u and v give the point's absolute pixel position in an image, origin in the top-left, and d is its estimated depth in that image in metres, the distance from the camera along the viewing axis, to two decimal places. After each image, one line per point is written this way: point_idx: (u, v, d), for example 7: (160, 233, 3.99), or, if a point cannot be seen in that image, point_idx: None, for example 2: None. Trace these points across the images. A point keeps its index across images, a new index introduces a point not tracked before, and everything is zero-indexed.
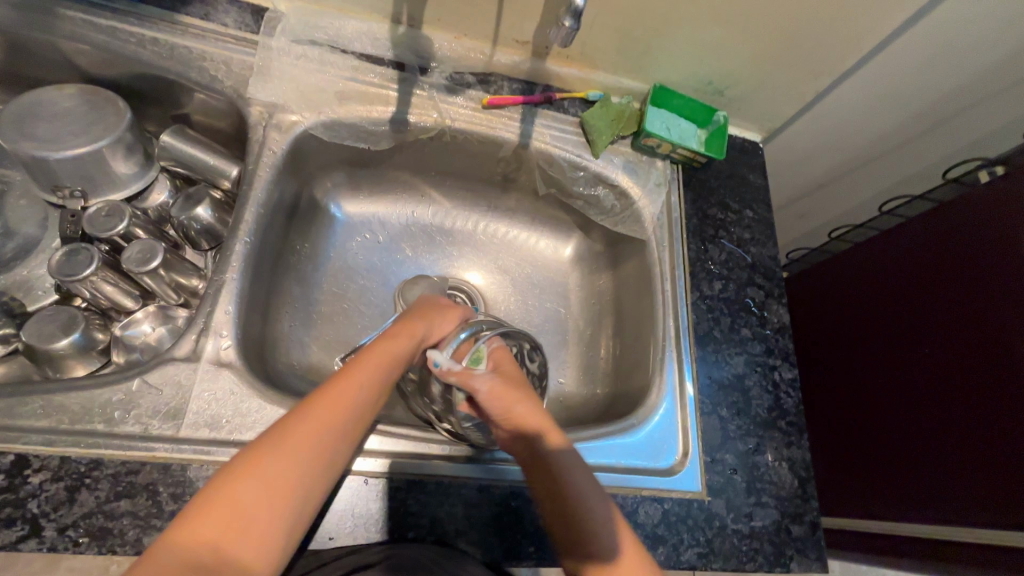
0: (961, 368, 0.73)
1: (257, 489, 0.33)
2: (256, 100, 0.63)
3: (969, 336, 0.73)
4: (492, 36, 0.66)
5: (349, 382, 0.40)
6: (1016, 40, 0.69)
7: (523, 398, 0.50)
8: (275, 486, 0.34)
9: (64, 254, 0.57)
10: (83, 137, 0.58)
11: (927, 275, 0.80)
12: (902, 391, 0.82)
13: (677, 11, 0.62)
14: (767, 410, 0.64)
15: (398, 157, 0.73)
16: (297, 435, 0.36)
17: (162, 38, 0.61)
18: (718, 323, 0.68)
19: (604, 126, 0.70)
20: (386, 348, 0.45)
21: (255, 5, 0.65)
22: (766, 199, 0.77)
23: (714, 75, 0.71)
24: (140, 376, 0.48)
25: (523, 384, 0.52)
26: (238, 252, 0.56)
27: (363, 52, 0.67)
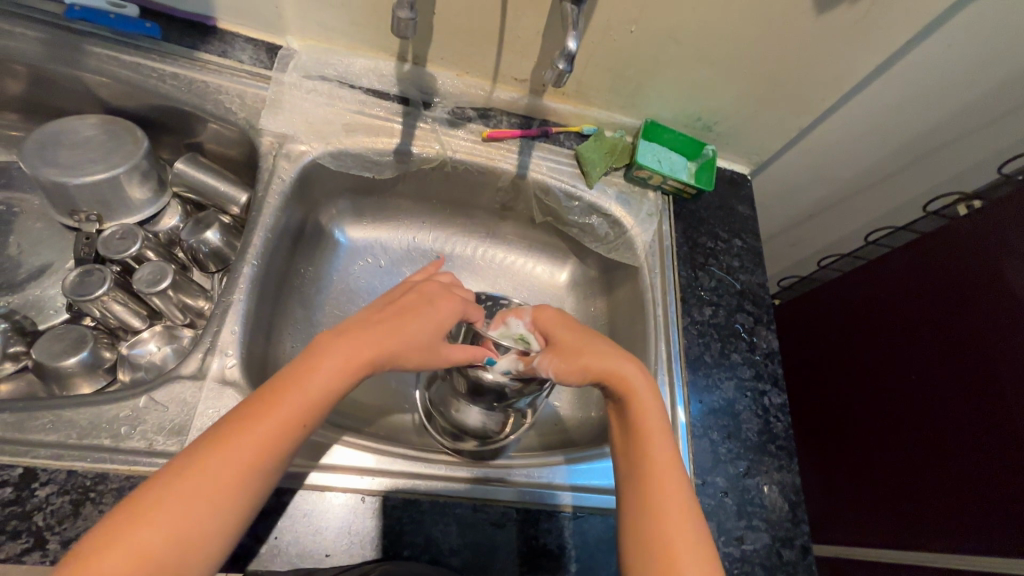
0: (950, 393, 0.75)
1: (180, 509, 0.37)
2: (267, 130, 0.66)
3: (956, 365, 0.74)
4: (492, 74, 0.70)
5: (292, 400, 0.44)
6: (984, 83, 0.74)
7: (587, 354, 0.55)
8: (199, 503, 0.38)
9: (78, 275, 0.60)
10: (103, 164, 0.61)
11: (914, 304, 0.82)
12: (893, 418, 0.83)
13: (666, 52, 0.66)
14: (757, 433, 0.65)
15: (400, 186, 0.76)
16: (223, 461, 0.39)
17: (182, 73, 0.65)
18: (708, 348, 0.70)
19: (598, 158, 0.74)
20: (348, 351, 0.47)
21: (269, 43, 0.69)
22: (754, 229, 0.80)
23: (703, 112, 0.75)
24: (147, 393, 0.49)
25: (580, 341, 0.56)
26: (246, 274, 0.59)
27: (370, 87, 0.71)
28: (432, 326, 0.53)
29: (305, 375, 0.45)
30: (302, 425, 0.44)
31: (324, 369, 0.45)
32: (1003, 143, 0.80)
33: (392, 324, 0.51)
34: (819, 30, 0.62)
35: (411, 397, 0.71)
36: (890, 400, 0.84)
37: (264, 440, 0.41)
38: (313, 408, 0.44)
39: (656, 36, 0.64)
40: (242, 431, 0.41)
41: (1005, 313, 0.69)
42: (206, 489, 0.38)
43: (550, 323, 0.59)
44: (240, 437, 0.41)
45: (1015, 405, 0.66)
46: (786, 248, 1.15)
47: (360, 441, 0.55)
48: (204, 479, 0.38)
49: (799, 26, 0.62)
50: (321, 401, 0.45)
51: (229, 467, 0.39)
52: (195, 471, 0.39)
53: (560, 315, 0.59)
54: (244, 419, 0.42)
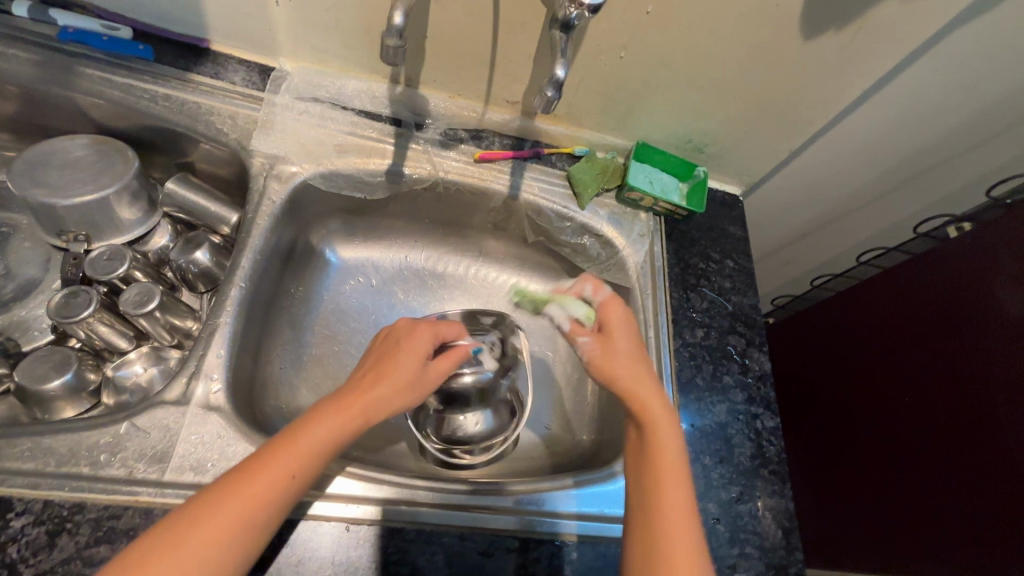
0: (944, 416, 0.74)
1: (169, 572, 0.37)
2: (258, 151, 0.66)
3: (949, 389, 0.74)
4: (484, 97, 0.71)
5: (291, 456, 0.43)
6: (970, 108, 0.75)
7: (619, 357, 0.56)
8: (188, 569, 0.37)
9: (64, 297, 0.59)
10: (92, 184, 0.61)
11: (907, 326, 0.82)
12: (887, 442, 0.82)
13: (656, 76, 0.66)
14: (749, 457, 0.65)
15: (392, 206, 0.76)
16: (222, 513, 0.39)
17: (174, 95, 0.65)
18: (700, 370, 0.69)
19: (590, 179, 0.74)
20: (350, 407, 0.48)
21: (262, 65, 0.69)
22: (745, 250, 0.80)
23: (694, 134, 0.76)
24: (129, 419, 0.49)
25: (623, 343, 0.58)
26: (233, 297, 0.58)
27: (362, 109, 0.71)
28: (416, 358, 0.53)
29: (302, 431, 0.45)
30: (305, 479, 0.44)
31: (322, 425, 0.45)
32: (991, 165, 0.81)
33: (384, 369, 0.51)
34: (807, 55, 0.63)
35: (401, 419, 0.70)
36: (883, 424, 0.83)
37: (265, 493, 0.41)
38: (317, 461, 0.44)
39: (646, 61, 0.64)
40: (241, 481, 0.41)
41: (997, 336, 0.69)
42: (198, 550, 0.38)
43: (609, 316, 0.60)
44: (241, 490, 0.40)
45: (1010, 430, 0.66)
46: (778, 266, 1.15)
47: (354, 467, 0.54)
48: (195, 544, 0.38)
49: (787, 52, 0.62)
50: (324, 454, 0.45)
51: (228, 520, 0.39)
52: (187, 531, 0.38)
53: (626, 315, 0.60)
54: (236, 480, 0.41)
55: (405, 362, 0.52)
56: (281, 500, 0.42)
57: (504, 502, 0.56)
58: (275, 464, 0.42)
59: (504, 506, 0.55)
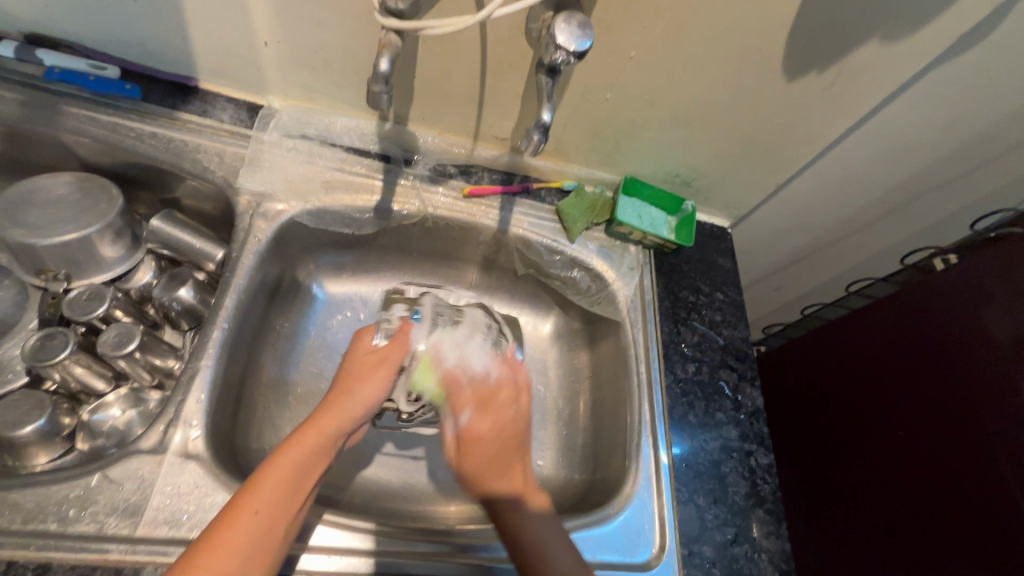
0: (937, 449, 0.73)
1: None
2: (245, 189, 0.66)
3: (941, 422, 0.74)
4: (472, 133, 0.71)
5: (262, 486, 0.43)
6: (950, 143, 0.76)
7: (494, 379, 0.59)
8: None
9: (39, 339, 0.58)
10: (73, 223, 0.60)
11: (898, 358, 0.82)
12: (881, 476, 0.81)
13: (642, 114, 0.67)
14: (744, 497, 0.64)
15: (382, 240, 0.75)
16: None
17: (161, 133, 0.65)
18: (692, 406, 0.68)
19: (579, 214, 0.74)
20: (318, 428, 0.48)
21: (251, 103, 0.70)
22: (735, 282, 0.80)
23: (681, 168, 0.76)
24: (101, 471, 0.47)
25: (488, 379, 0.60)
26: (216, 338, 0.57)
27: (351, 146, 0.71)
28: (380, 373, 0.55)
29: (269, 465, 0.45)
30: (286, 504, 0.43)
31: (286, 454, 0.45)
32: (972, 198, 0.82)
33: (341, 391, 0.52)
34: (789, 96, 0.64)
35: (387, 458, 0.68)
36: (877, 458, 0.82)
37: (250, 536, 0.41)
38: (295, 488, 0.44)
39: (633, 100, 0.65)
40: (222, 535, 0.40)
41: (989, 368, 0.69)
42: None
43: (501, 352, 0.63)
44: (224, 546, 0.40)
45: (1004, 464, 0.65)
46: (769, 294, 1.15)
47: (334, 515, 0.52)
48: None
49: (771, 92, 0.63)
50: (298, 478, 0.45)
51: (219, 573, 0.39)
52: None
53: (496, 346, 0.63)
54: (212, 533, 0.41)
55: (364, 372, 0.54)
56: (268, 533, 0.42)
57: (452, 548, 0.54)
58: (248, 510, 0.42)
59: (451, 552, 0.53)
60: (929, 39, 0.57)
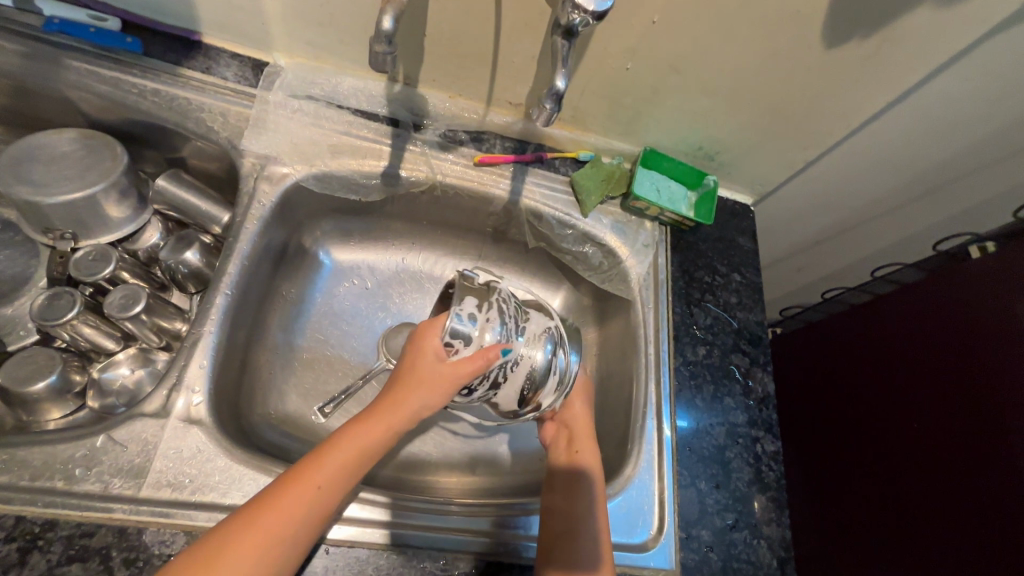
0: (954, 444, 0.71)
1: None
2: (249, 151, 0.64)
3: (960, 415, 0.71)
4: (485, 97, 0.68)
5: (317, 468, 0.43)
6: (999, 120, 0.70)
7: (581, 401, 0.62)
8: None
9: (47, 298, 0.58)
10: (78, 182, 0.59)
11: (921, 348, 0.79)
12: (891, 466, 0.79)
13: (666, 81, 0.63)
14: (747, 483, 0.63)
15: (390, 208, 0.73)
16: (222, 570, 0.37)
17: (163, 89, 0.63)
18: (701, 390, 0.67)
19: (594, 186, 0.72)
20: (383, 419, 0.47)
21: (255, 60, 0.67)
22: (753, 263, 0.77)
23: (704, 141, 0.72)
24: (106, 432, 0.47)
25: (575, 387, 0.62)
26: (219, 304, 0.56)
27: (358, 108, 0.68)
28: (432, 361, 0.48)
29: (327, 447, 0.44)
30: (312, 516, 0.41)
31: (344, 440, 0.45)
32: (1017, 182, 0.77)
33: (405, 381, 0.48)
34: (827, 65, 0.59)
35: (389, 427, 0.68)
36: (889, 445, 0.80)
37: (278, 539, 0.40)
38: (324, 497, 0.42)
39: (656, 66, 0.61)
40: (255, 523, 0.39)
41: (1016, 364, 0.66)
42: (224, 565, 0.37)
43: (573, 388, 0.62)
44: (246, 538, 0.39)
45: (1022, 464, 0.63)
46: (789, 274, 1.11)
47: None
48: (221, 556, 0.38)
49: (807, 60, 0.58)
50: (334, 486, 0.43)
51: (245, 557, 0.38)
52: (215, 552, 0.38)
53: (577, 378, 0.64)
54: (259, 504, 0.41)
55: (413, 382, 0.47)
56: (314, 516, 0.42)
57: (451, 524, 0.54)
58: (291, 501, 0.41)
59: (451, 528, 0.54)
60: (990, 4, 0.52)
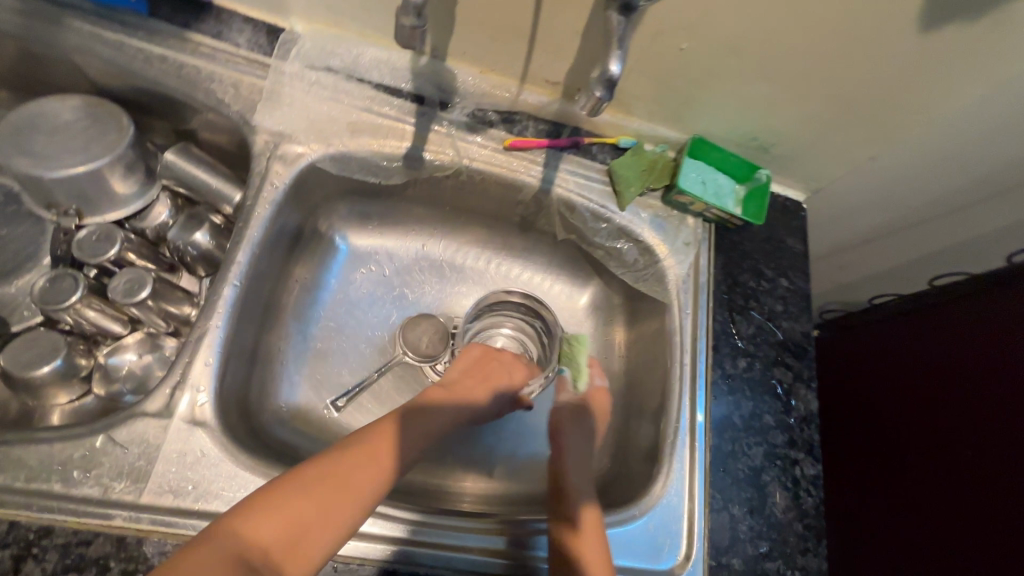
0: (1001, 474, 0.66)
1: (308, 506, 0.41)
2: (262, 128, 0.59)
3: (1009, 443, 0.65)
4: (520, 74, 0.61)
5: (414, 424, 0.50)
6: None
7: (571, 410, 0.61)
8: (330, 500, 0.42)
9: (48, 281, 0.55)
10: (81, 155, 0.55)
11: (975, 367, 0.72)
12: (933, 491, 0.74)
13: (725, 64, 0.55)
14: (783, 509, 0.58)
15: (412, 191, 0.68)
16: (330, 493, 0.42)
17: (171, 56, 0.58)
18: (739, 407, 0.62)
19: (633, 177, 0.65)
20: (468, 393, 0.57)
21: (270, 25, 0.61)
22: (803, 268, 0.70)
23: (760, 132, 0.65)
24: (105, 432, 0.45)
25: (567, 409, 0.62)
26: (226, 297, 0.52)
27: (380, 82, 0.62)
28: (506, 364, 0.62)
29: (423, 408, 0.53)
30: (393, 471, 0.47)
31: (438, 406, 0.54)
32: None
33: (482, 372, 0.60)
34: (916, 51, 0.51)
35: None
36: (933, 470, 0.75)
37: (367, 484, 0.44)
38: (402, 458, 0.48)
39: (715, 47, 0.53)
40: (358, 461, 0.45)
41: None
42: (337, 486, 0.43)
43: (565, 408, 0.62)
44: (345, 477, 0.43)
45: None
46: None
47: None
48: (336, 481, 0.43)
49: (893, 45, 0.51)
50: (406, 451, 0.48)
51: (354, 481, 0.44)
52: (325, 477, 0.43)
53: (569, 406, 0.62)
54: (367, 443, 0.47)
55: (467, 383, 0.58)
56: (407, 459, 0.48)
57: (461, 542, 0.50)
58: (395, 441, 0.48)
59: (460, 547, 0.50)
60: None
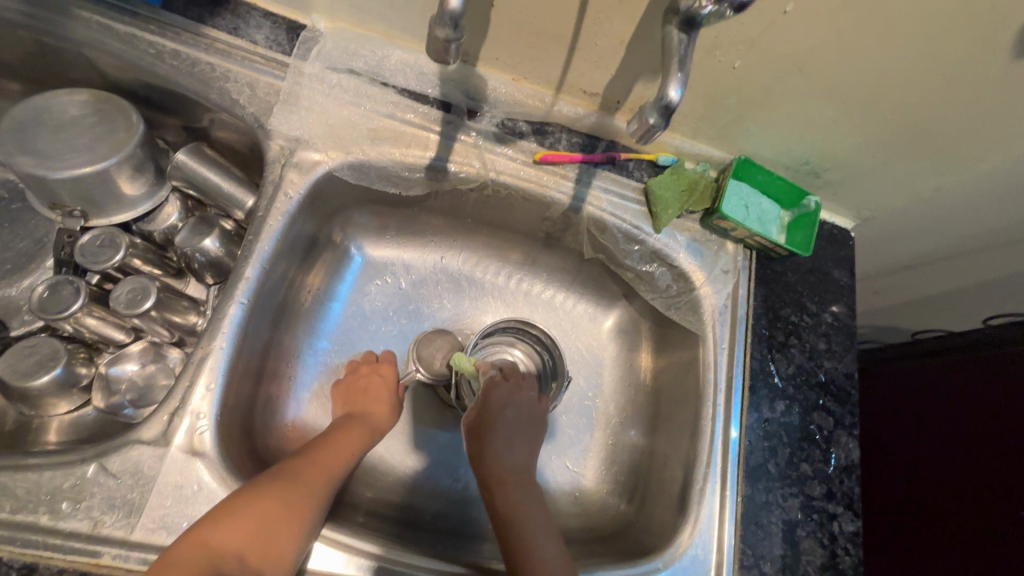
0: (988, 529, 0.62)
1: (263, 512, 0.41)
2: (278, 132, 0.55)
3: (1008, 502, 0.60)
4: (555, 84, 0.57)
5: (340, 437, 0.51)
6: None
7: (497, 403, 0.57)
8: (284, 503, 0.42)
9: (47, 288, 0.52)
10: (86, 155, 0.52)
11: (1010, 425, 0.62)
12: (941, 555, 0.65)
13: (785, 83, 0.50)
14: (818, 568, 0.54)
15: (432, 203, 0.64)
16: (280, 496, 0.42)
17: (185, 52, 0.55)
18: (775, 454, 0.57)
19: (672, 198, 0.60)
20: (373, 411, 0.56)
21: (291, 22, 0.57)
22: (850, 302, 0.65)
23: (814, 155, 0.60)
24: (98, 460, 0.42)
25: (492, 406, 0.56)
26: (232, 315, 0.49)
27: (406, 87, 0.58)
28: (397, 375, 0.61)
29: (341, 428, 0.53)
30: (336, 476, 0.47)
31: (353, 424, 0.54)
32: None
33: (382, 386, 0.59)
34: (1007, 79, 0.46)
35: (414, 454, 0.62)
36: (946, 532, 0.66)
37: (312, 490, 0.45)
38: (350, 457, 0.50)
39: (777, 65, 0.48)
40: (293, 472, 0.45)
41: None
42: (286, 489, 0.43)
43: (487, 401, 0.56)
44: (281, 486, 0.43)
45: None
46: None
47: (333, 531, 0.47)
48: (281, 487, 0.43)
49: (981, 71, 0.46)
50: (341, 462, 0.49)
51: (299, 488, 0.44)
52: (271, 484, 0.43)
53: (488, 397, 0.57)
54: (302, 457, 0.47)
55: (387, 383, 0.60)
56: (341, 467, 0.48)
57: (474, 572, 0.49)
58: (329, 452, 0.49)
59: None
60: None
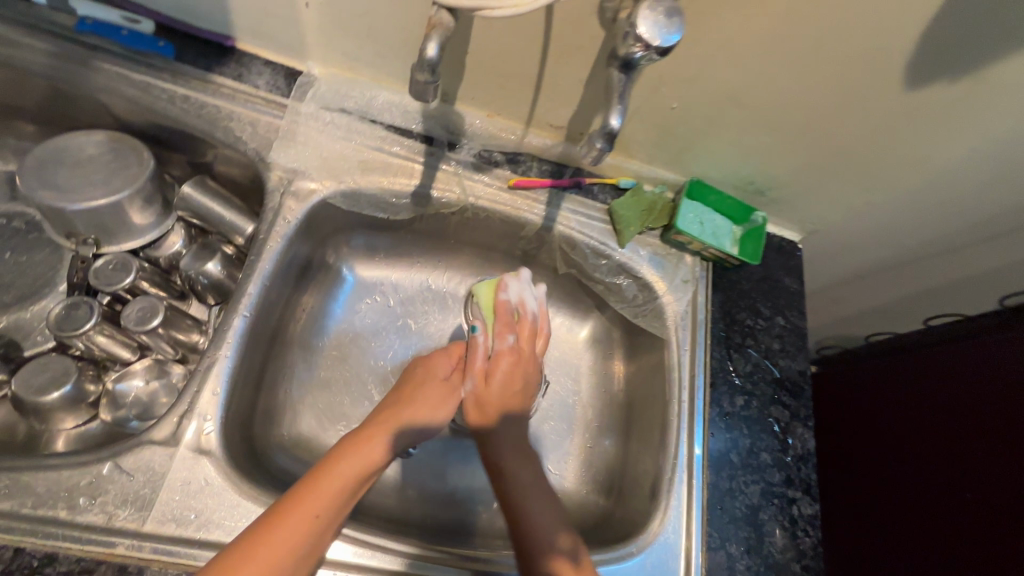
0: (939, 512, 0.67)
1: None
2: (278, 165, 0.61)
3: (956, 486, 0.66)
4: (525, 118, 0.64)
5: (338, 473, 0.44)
6: None
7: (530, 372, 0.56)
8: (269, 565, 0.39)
9: (64, 308, 0.56)
10: (102, 188, 0.57)
11: (954, 416, 0.68)
12: (902, 540, 0.70)
13: (722, 114, 0.58)
14: (781, 549, 0.58)
15: (418, 226, 0.70)
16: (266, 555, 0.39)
17: (193, 96, 0.61)
18: (737, 445, 0.62)
19: (633, 216, 0.67)
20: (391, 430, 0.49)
21: (289, 69, 0.64)
22: (800, 306, 0.72)
23: (757, 175, 0.67)
24: (112, 459, 0.46)
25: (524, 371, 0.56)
26: (235, 328, 0.54)
27: (392, 123, 0.66)
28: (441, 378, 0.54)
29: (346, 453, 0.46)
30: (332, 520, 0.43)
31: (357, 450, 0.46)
32: None
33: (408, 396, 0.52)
34: (903, 107, 0.55)
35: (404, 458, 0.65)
36: (905, 518, 0.71)
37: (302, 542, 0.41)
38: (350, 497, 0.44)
39: (713, 97, 0.56)
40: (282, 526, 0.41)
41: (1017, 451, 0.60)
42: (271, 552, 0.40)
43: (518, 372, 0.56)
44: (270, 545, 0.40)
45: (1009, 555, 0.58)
46: None
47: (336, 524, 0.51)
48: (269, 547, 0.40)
49: (882, 101, 0.54)
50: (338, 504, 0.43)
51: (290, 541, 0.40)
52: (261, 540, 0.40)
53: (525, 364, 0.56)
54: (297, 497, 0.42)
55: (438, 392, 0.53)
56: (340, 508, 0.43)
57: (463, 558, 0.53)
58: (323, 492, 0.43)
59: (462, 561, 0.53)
60: None
